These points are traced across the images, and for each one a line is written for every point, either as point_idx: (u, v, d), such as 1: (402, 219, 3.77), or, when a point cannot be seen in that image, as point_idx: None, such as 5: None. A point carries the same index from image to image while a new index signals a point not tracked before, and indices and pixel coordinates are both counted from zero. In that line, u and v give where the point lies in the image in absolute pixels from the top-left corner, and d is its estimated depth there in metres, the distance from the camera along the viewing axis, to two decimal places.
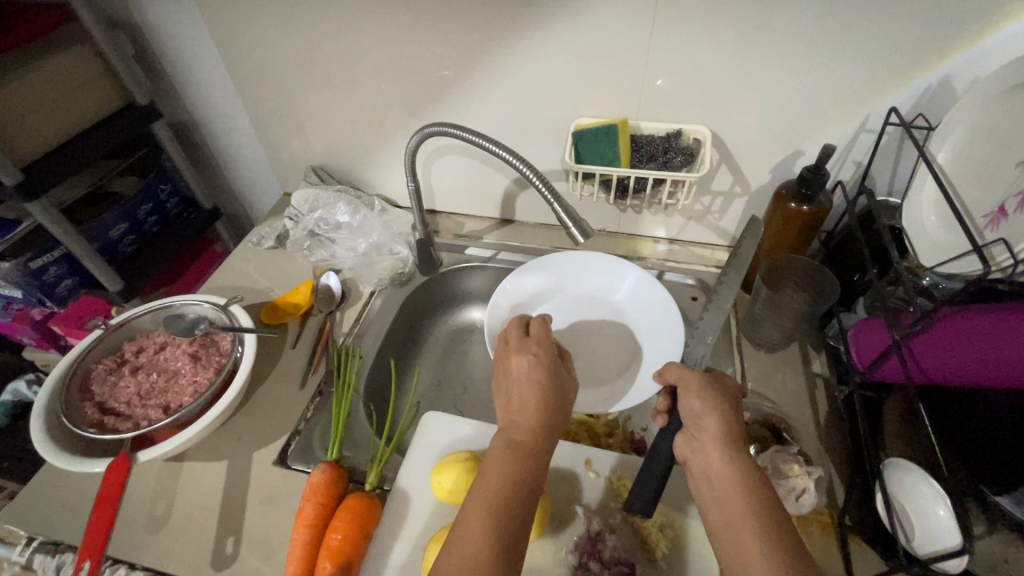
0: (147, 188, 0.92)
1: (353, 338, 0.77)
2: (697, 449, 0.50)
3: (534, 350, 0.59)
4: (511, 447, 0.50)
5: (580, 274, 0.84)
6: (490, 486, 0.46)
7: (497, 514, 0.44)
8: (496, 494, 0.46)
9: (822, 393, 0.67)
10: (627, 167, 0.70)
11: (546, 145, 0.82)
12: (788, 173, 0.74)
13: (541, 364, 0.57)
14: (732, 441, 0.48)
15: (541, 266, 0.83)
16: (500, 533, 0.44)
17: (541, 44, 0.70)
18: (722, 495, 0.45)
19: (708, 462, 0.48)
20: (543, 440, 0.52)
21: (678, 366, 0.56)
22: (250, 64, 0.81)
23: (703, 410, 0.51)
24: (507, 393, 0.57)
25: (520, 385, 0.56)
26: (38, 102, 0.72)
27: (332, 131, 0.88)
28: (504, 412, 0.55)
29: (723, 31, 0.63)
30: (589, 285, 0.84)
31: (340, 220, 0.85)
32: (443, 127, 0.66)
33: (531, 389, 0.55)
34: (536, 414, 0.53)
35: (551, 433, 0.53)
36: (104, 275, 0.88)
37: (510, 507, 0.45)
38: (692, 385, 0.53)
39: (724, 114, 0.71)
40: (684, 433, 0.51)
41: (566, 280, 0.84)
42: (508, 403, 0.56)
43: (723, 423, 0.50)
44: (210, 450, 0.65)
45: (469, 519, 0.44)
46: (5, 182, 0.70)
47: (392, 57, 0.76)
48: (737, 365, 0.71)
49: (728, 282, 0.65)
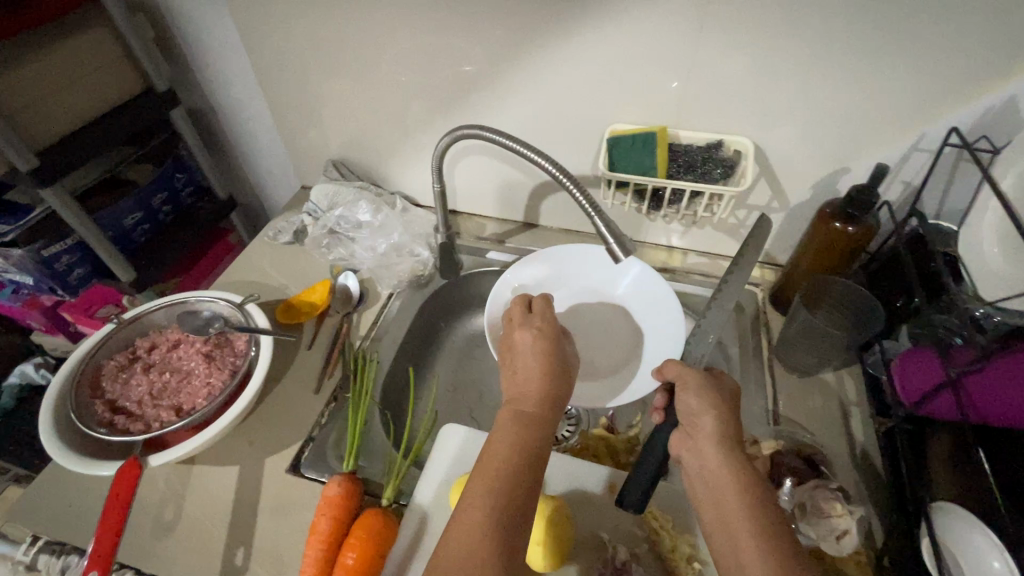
0: (162, 176, 0.90)
1: (371, 342, 0.75)
2: (692, 448, 0.50)
3: (538, 325, 0.61)
4: (517, 417, 0.52)
5: (580, 270, 0.82)
6: (494, 457, 0.47)
7: (503, 487, 0.45)
8: (502, 462, 0.47)
9: (858, 423, 0.64)
10: (663, 177, 0.67)
11: (577, 149, 0.78)
12: (831, 190, 0.71)
13: (545, 337, 0.59)
14: (728, 442, 0.48)
15: (535, 257, 0.80)
16: (505, 498, 0.45)
17: (579, 45, 0.67)
18: (717, 493, 0.46)
19: (704, 461, 0.48)
20: (550, 411, 0.53)
21: (678, 363, 0.56)
22: (273, 52, 0.79)
23: (700, 410, 0.51)
24: (512, 365, 0.59)
25: (524, 356, 0.58)
26: (58, 83, 0.70)
27: (354, 125, 0.86)
28: (510, 382, 0.56)
29: (776, 37, 0.59)
30: (589, 282, 0.81)
31: (362, 220, 0.83)
32: (455, 131, 0.65)
33: (537, 360, 0.57)
34: (541, 384, 0.55)
35: (557, 406, 0.54)
36: (117, 265, 0.86)
37: (515, 480, 0.46)
38: (690, 384, 0.53)
39: (769, 125, 0.67)
40: (680, 431, 0.52)
41: (566, 275, 0.81)
42: (514, 374, 0.57)
43: (718, 421, 0.50)
44: (222, 454, 0.63)
45: (473, 488, 0.45)
46: (20, 167, 0.68)
47: (422, 52, 0.73)
48: (769, 390, 0.68)
49: (734, 280, 0.63)
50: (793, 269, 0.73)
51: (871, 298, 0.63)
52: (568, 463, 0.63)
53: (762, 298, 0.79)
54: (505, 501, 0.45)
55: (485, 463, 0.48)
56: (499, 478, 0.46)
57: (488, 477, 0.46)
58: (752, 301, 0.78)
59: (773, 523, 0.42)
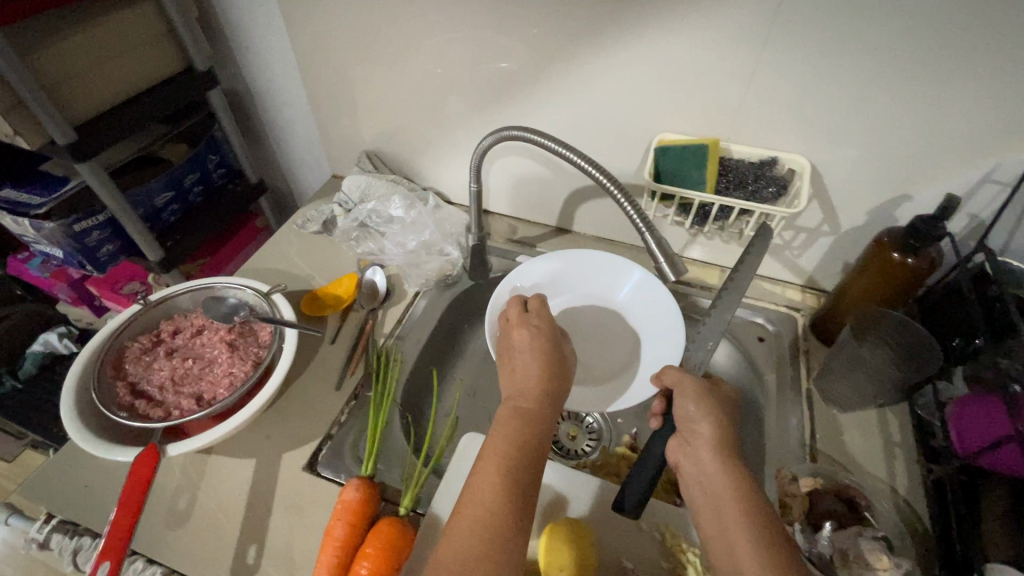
0: (197, 157, 0.89)
1: (394, 341, 0.73)
2: (690, 453, 0.54)
3: (535, 323, 0.63)
4: (516, 411, 0.53)
5: (580, 276, 0.79)
6: (495, 445, 0.49)
7: (511, 472, 0.47)
8: (503, 453, 0.48)
9: (901, 466, 0.61)
10: (711, 193, 0.64)
11: (621, 157, 0.76)
12: (888, 218, 0.67)
13: (542, 335, 0.61)
14: (723, 446, 0.51)
15: (544, 257, 0.78)
16: (511, 487, 0.46)
17: (634, 48, 0.64)
18: (715, 498, 0.48)
19: (701, 466, 0.52)
20: (546, 405, 0.55)
21: (676, 370, 0.60)
22: (316, 39, 0.77)
23: (699, 415, 0.54)
24: (510, 363, 0.60)
25: (522, 353, 0.60)
26: (101, 57, 0.69)
27: (391, 117, 0.84)
28: (509, 380, 0.58)
29: (849, 52, 0.56)
30: (589, 287, 0.79)
31: (393, 214, 0.82)
32: (506, 132, 0.61)
33: (535, 358, 0.59)
34: (539, 380, 0.57)
35: (553, 399, 0.56)
36: (146, 244, 0.84)
37: (521, 465, 0.48)
38: (688, 390, 0.57)
39: (829, 146, 0.64)
40: (678, 437, 0.55)
41: (573, 279, 0.79)
42: (512, 371, 0.59)
43: (715, 428, 0.53)
44: (239, 447, 0.61)
45: (482, 478, 0.47)
46: (57, 141, 0.67)
47: (468, 48, 0.71)
48: (806, 423, 0.65)
49: (739, 279, 0.64)
50: (840, 298, 0.70)
51: (927, 336, 0.59)
52: (592, 484, 0.61)
53: (802, 325, 0.75)
54: (512, 487, 0.46)
55: (487, 450, 0.50)
56: (504, 469, 0.47)
57: (494, 465, 0.47)
58: (791, 327, 0.75)
59: (769, 525, 0.44)
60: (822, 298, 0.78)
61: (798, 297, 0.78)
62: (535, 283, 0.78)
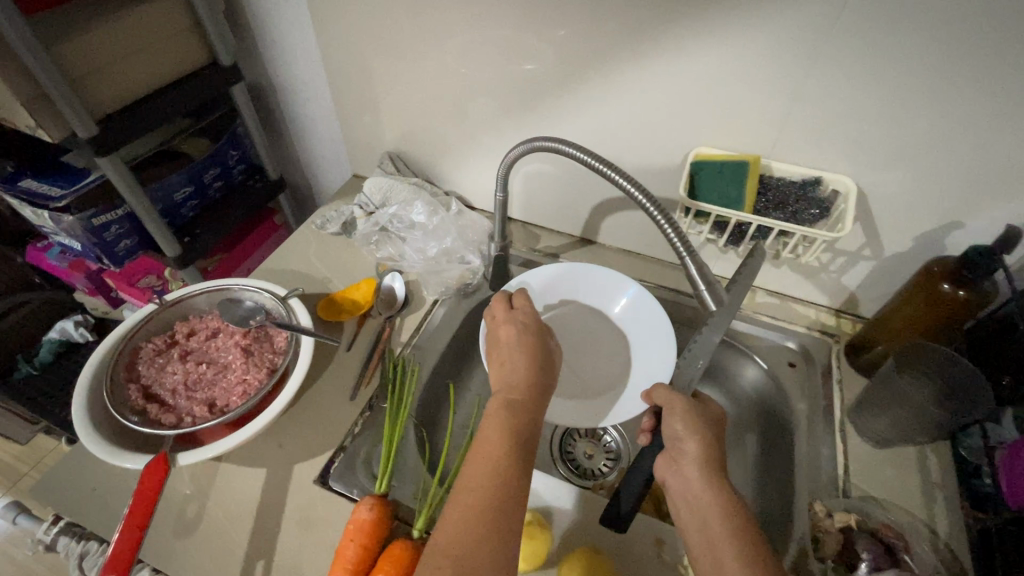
0: (217, 153, 0.87)
1: (411, 351, 0.71)
2: (677, 471, 0.54)
3: (522, 320, 0.64)
4: (505, 404, 0.54)
5: (589, 288, 0.77)
6: (487, 439, 0.50)
7: (500, 463, 0.48)
8: (495, 444, 0.50)
9: (942, 509, 0.58)
10: (750, 213, 0.62)
11: (653, 170, 0.73)
12: (936, 245, 0.63)
13: (529, 332, 0.62)
14: (707, 462, 0.52)
15: (560, 269, 0.76)
16: (502, 476, 0.47)
17: (673, 57, 0.61)
18: (703, 517, 0.49)
19: (687, 484, 0.52)
20: (535, 397, 0.57)
21: (665, 389, 0.59)
22: (345, 37, 0.75)
23: (685, 435, 0.54)
24: (498, 360, 0.61)
25: (509, 348, 0.61)
26: (125, 49, 0.68)
27: (417, 119, 0.82)
28: (497, 375, 0.59)
29: (907, 70, 0.52)
30: (590, 301, 0.77)
31: (415, 220, 0.80)
32: (559, 141, 0.56)
33: (522, 354, 0.60)
34: (526, 373, 0.58)
35: (542, 392, 0.58)
36: (163, 239, 0.83)
37: (512, 454, 0.49)
38: (677, 409, 0.56)
39: (878, 168, 0.60)
40: (666, 456, 0.55)
41: (584, 287, 0.77)
42: (501, 367, 0.60)
43: (702, 446, 0.53)
44: (250, 455, 0.60)
45: (475, 471, 0.48)
46: (79, 135, 0.66)
47: (501, 51, 0.68)
48: (839, 458, 0.62)
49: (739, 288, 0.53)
50: (881, 326, 0.67)
51: (978, 374, 0.56)
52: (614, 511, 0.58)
53: (836, 352, 0.72)
54: (500, 476, 0.47)
55: (480, 443, 0.51)
56: (493, 462, 0.48)
57: (487, 456, 0.49)
58: (825, 354, 0.72)
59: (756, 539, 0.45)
60: (858, 324, 0.74)
61: (832, 322, 0.75)
62: (549, 294, 0.76)
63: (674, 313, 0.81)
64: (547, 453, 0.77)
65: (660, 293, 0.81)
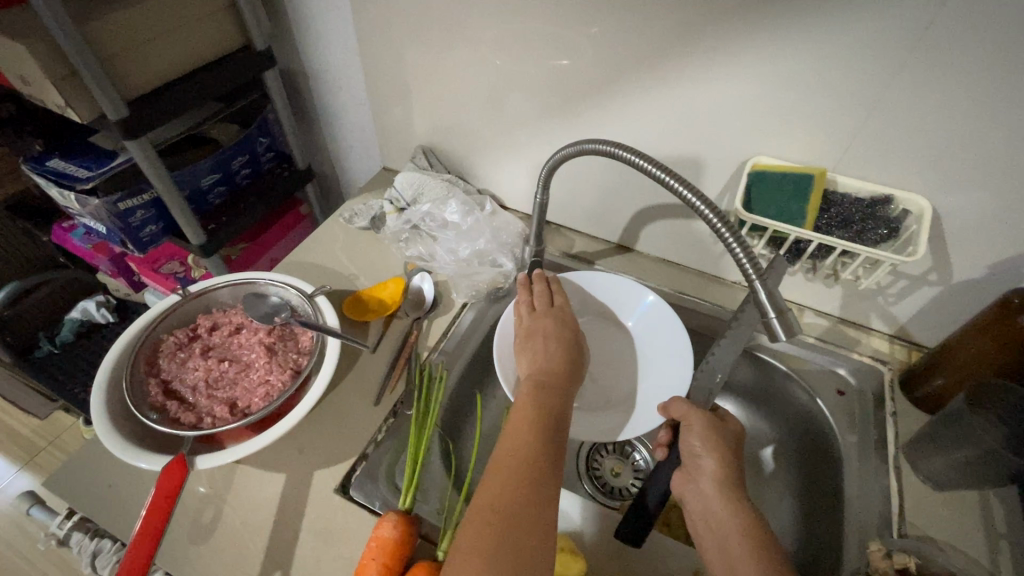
0: (246, 140, 0.84)
1: (438, 357, 0.68)
2: (693, 488, 0.54)
3: (556, 312, 0.62)
4: (538, 388, 0.53)
5: (622, 298, 0.74)
6: (522, 419, 0.49)
7: (537, 444, 0.47)
8: (529, 426, 0.48)
9: (1007, 560, 0.53)
10: (810, 230, 0.58)
11: (702, 178, 0.68)
12: (1013, 273, 0.58)
13: (567, 328, 0.60)
14: (729, 484, 0.52)
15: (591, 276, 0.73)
16: (534, 455, 0.45)
17: (736, 58, 0.56)
18: (722, 534, 0.50)
19: (706, 504, 0.52)
20: (568, 389, 0.55)
21: (682, 403, 0.57)
22: (382, 25, 0.72)
23: (703, 452, 0.54)
24: (530, 346, 0.59)
25: (545, 339, 0.59)
26: (157, 30, 0.65)
27: (453, 113, 0.78)
28: (529, 360, 0.57)
29: (1003, 80, 0.47)
30: (621, 310, 0.74)
31: (448, 219, 0.77)
32: (613, 145, 0.52)
33: (555, 343, 0.58)
34: (560, 362, 0.57)
35: (574, 386, 0.56)
36: (188, 225, 0.80)
37: (546, 436, 0.48)
38: (694, 425, 0.55)
39: (956, 188, 0.55)
40: (683, 472, 0.55)
41: (616, 297, 0.74)
42: (533, 353, 0.58)
43: (720, 464, 0.53)
44: (270, 459, 0.58)
45: (508, 449, 0.46)
46: (109, 117, 0.63)
47: (546, 45, 0.64)
48: (893, 496, 0.57)
49: None
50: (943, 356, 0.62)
51: None
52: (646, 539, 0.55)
53: (890, 381, 0.67)
54: (536, 457, 0.45)
55: (513, 425, 0.49)
56: (527, 444, 0.46)
57: (523, 436, 0.47)
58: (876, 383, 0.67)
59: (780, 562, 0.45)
60: (914, 352, 0.69)
61: (884, 347, 0.70)
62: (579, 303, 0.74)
63: (709, 328, 0.77)
64: (573, 468, 0.74)
65: (698, 307, 0.76)
